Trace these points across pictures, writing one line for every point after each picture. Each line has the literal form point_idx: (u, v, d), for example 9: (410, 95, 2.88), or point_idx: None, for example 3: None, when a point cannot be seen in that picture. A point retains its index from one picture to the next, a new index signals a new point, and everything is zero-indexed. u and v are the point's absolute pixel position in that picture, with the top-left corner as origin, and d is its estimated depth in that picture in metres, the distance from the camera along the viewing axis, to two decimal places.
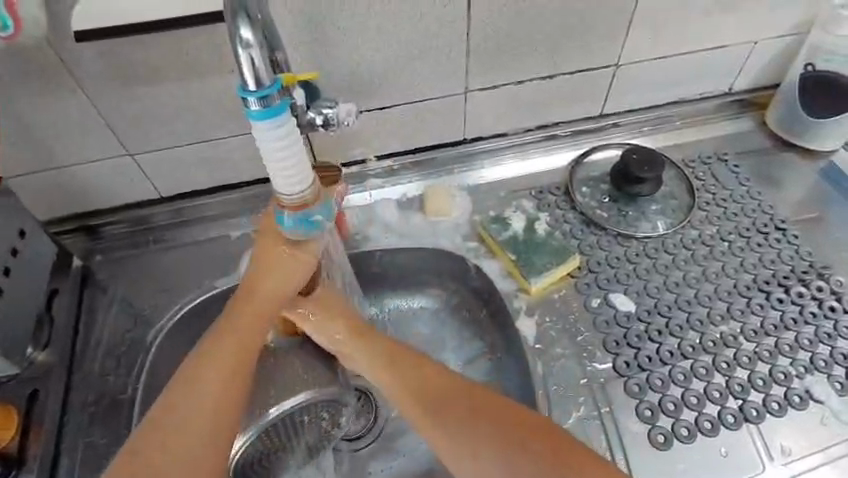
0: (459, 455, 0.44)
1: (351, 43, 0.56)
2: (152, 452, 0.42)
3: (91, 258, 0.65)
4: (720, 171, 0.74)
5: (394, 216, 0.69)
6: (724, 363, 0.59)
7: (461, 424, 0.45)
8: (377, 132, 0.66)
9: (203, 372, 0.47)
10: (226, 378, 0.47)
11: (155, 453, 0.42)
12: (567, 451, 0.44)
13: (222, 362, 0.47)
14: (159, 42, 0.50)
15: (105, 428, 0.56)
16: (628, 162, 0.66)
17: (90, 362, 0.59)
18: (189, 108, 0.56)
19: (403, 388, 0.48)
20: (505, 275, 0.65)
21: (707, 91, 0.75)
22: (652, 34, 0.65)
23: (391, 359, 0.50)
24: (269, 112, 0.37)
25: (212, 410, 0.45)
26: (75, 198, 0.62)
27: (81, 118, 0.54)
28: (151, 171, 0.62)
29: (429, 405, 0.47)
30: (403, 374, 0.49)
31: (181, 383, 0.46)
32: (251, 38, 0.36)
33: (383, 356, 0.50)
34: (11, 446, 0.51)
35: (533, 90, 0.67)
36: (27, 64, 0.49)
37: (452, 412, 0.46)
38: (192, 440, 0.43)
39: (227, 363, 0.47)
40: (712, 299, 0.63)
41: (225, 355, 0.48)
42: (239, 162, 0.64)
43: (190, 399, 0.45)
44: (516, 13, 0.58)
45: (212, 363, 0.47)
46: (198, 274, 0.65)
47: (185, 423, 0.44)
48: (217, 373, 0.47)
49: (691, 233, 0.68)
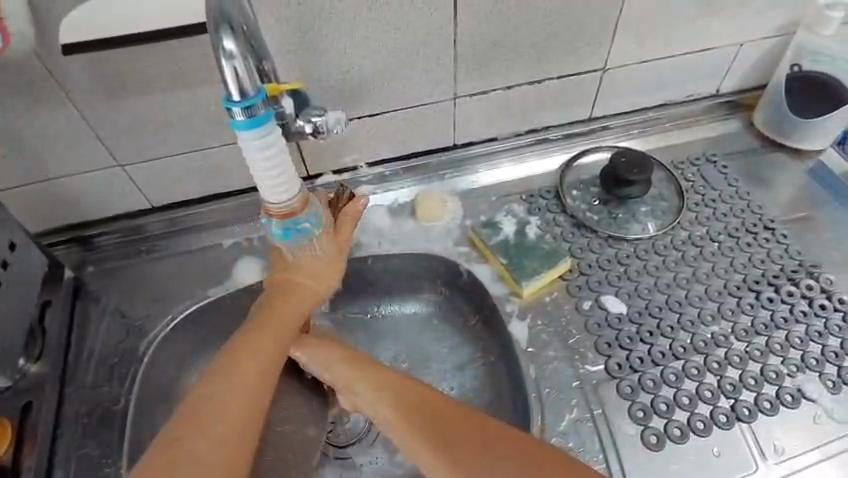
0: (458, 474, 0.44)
1: (340, 51, 0.57)
2: (190, 445, 0.39)
3: (83, 269, 0.65)
4: (710, 172, 0.74)
5: (386, 222, 0.70)
6: (715, 363, 0.59)
7: (460, 443, 0.45)
8: (367, 139, 0.67)
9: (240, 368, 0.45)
10: (260, 379, 0.45)
11: (194, 447, 0.39)
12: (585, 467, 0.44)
13: (257, 363, 0.46)
14: (149, 54, 0.51)
15: (98, 440, 0.56)
16: (617, 165, 0.67)
17: (83, 373, 0.59)
18: (179, 117, 0.57)
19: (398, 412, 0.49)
20: (496, 279, 0.65)
21: (695, 93, 0.76)
22: (638, 38, 0.65)
23: (383, 378, 0.51)
24: (255, 121, 0.38)
25: (246, 410, 0.43)
26: (66, 209, 0.62)
27: (71, 130, 0.55)
28: (142, 182, 0.62)
29: (421, 424, 0.47)
30: (396, 395, 0.50)
31: (216, 377, 0.44)
32: (234, 48, 0.36)
33: (378, 383, 0.51)
34: (5, 458, 0.50)
35: (522, 94, 0.68)
36: (17, 76, 0.49)
37: (445, 430, 0.47)
38: (229, 436, 0.41)
39: (260, 362, 0.46)
40: (703, 300, 0.63)
41: (259, 353, 0.46)
42: (230, 171, 0.64)
43: (226, 394, 0.43)
44: (502, 19, 0.59)
45: (245, 361, 0.45)
46: (191, 282, 0.66)
47: (221, 419, 0.41)
48: (252, 370, 0.45)
49: (680, 234, 0.68)
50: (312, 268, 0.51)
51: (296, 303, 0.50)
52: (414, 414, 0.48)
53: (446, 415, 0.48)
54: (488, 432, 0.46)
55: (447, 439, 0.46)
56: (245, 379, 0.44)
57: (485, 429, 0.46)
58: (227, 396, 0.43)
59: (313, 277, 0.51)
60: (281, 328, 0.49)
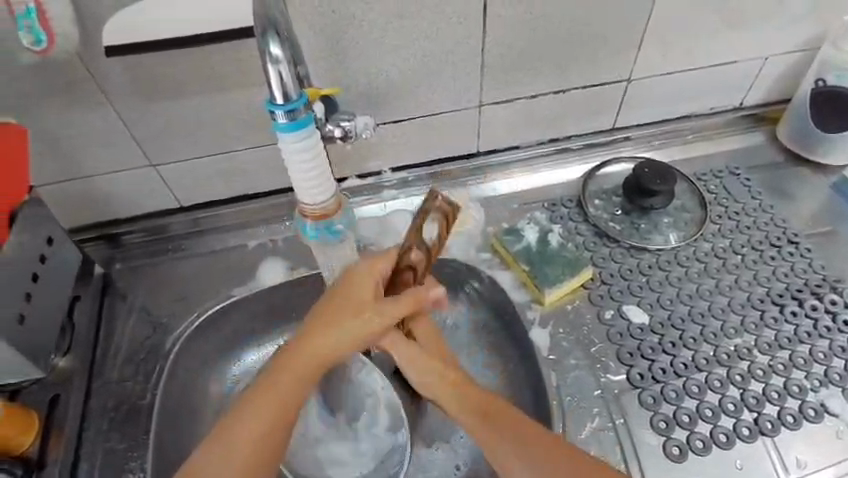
0: None
1: (370, 56, 0.58)
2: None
3: (111, 266, 0.66)
4: (732, 184, 0.74)
5: (409, 227, 0.70)
6: (738, 375, 0.59)
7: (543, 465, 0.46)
8: (393, 144, 0.67)
9: (253, 402, 0.44)
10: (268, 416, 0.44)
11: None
12: None
13: (268, 398, 0.44)
14: (184, 58, 0.52)
15: (122, 434, 0.56)
16: (640, 176, 0.67)
17: (109, 370, 0.60)
18: (211, 120, 0.58)
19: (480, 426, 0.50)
20: (517, 285, 0.66)
21: (718, 105, 0.76)
22: (662, 50, 0.66)
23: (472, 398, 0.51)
24: (296, 125, 0.39)
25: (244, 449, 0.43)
26: (97, 207, 0.64)
27: (106, 130, 0.56)
28: (172, 182, 0.63)
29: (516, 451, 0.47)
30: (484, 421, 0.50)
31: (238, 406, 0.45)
32: (280, 54, 0.37)
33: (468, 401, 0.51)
34: (31, 450, 0.52)
35: (546, 104, 0.68)
36: (58, 77, 0.51)
37: (535, 459, 0.47)
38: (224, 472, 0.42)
39: (275, 404, 0.44)
40: (726, 312, 0.63)
41: (271, 391, 0.45)
42: (258, 173, 0.65)
43: (234, 425, 0.44)
44: (530, 29, 0.60)
45: (259, 400, 0.44)
46: (215, 282, 0.67)
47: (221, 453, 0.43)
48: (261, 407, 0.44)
49: (703, 245, 0.68)
50: (335, 323, 0.46)
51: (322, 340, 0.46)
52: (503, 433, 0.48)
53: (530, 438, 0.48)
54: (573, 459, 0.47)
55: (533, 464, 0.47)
56: (257, 412, 0.44)
57: (550, 452, 0.47)
58: (235, 429, 0.43)
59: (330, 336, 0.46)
60: (299, 364, 0.45)
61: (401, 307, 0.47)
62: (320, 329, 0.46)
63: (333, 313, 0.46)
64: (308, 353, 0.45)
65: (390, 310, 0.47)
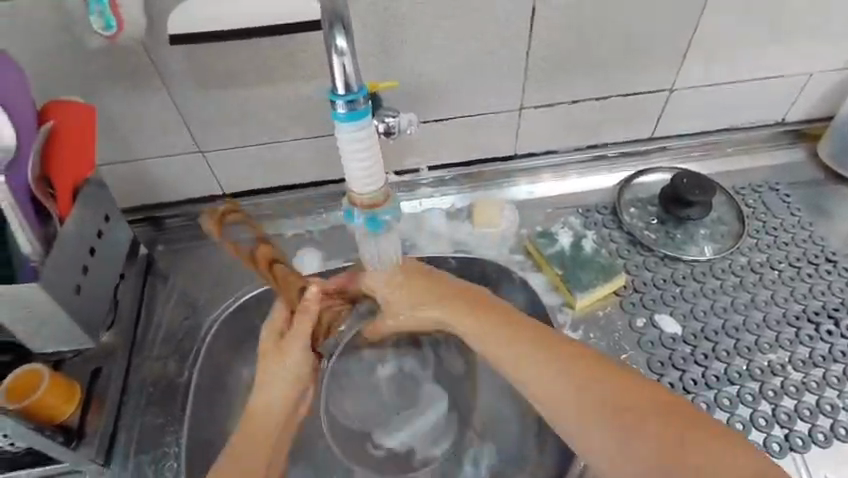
0: (585, 396, 0.48)
1: (417, 56, 0.59)
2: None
3: (153, 247, 0.69)
4: (771, 199, 0.73)
5: (443, 226, 0.71)
6: (771, 390, 0.59)
7: (582, 373, 0.49)
8: (431, 143, 0.68)
9: (247, 434, 0.51)
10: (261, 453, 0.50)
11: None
12: (657, 402, 0.47)
13: (255, 430, 0.51)
14: (240, 49, 0.54)
15: (159, 410, 0.59)
16: (678, 186, 0.67)
17: (149, 348, 0.62)
18: (260, 111, 0.60)
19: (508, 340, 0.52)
20: (549, 288, 0.66)
21: (760, 120, 0.75)
22: (706, 62, 0.66)
23: (490, 315, 0.54)
24: (354, 115, 0.41)
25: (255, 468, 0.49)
26: (145, 190, 0.66)
27: (161, 114, 0.58)
28: (217, 169, 0.65)
29: (553, 359, 0.50)
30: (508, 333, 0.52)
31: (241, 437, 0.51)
32: (345, 46, 0.39)
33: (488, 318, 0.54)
34: (72, 419, 0.54)
35: (586, 110, 0.68)
36: (119, 63, 0.53)
37: (574, 369, 0.49)
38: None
39: (264, 436, 0.51)
40: (760, 328, 0.63)
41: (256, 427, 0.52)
42: (299, 165, 0.67)
43: (240, 448, 0.50)
44: (575, 35, 0.60)
45: (251, 433, 0.51)
46: (253, 269, 0.68)
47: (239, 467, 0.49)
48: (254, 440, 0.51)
49: (740, 259, 0.68)
50: (273, 374, 0.53)
51: (272, 380, 0.53)
52: (537, 344, 0.51)
53: (567, 349, 0.51)
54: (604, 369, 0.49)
55: (575, 374, 0.49)
56: (245, 433, 0.51)
57: (539, 335, 0.52)
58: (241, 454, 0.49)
59: (277, 388, 0.53)
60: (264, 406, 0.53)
61: (306, 325, 0.54)
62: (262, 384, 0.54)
63: (272, 358, 0.54)
64: (272, 408, 0.53)
65: (297, 338, 0.54)
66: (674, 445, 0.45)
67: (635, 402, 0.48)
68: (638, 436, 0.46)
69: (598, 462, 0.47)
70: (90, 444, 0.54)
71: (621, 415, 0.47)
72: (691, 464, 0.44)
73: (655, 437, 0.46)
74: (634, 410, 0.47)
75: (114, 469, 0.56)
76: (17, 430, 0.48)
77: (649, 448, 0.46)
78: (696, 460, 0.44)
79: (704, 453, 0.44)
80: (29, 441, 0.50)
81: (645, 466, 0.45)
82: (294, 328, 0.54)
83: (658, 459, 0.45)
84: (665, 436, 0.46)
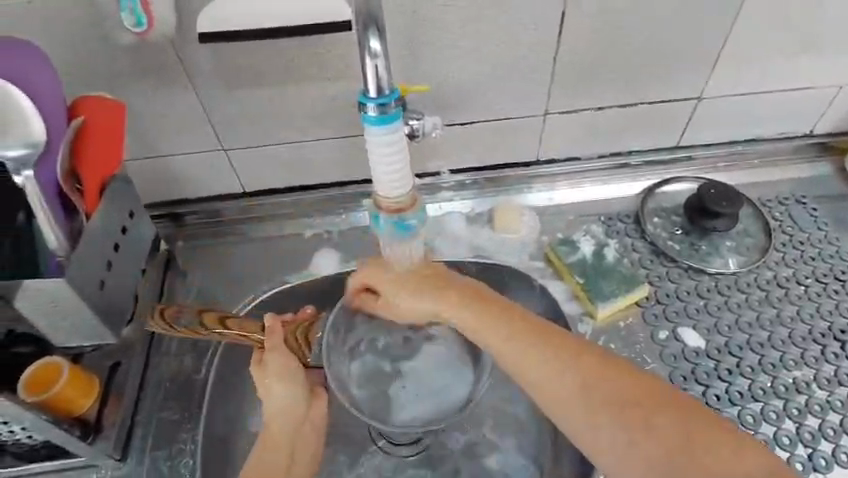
0: (594, 395, 0.47)
1: (443, 59, 0.58)
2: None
3: (174, 243, 0.69)
4: (798, 212, 0.72)
5: (463, 230, 0.70)
6: (795, 409, 0.57)
7: (591, 371, 0.47)
8: (454, 146, 0.68)
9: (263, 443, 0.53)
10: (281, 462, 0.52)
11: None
12: (667, 401, 0.46)
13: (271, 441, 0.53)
14: (266, 48, 0.54)
15: (177, 405, 0.59)
16: (704, 197, 0.66)
17: (167, 342, 0.62)
18: (282, 111, 0.60)
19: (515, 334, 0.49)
20: (570, 297, 0.65)
21: (789, 131, 0.73)
22: (736, 71, 0.64)
23: (494, 308, 0.51)
24: (384, 119, 0.41)
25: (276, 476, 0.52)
26: (168, 187, 0.66)
27: (187, 112, 0.58)
28: (240, 167, 0.65)
29: (559, 356, 0.48)
30: (516, 329, 0.49)
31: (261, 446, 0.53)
32: (378, 49, 0.39)
33: (496, 312, 0.50)
34: (90, 414, 0.54)
35: (611, 117, 0.67)
36: (148, 59, 0.53)
37: (582, 366, 0.47)
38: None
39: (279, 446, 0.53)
40: (785, 344, 0.61)
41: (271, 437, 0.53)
42: (319, 165, 0.66)
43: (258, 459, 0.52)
44: (603, 40, 0.59)
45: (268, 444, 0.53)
46: (271, 268, 0.68)
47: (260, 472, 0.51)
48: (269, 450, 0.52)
49: (765, 273, 0.66)
50: (267, 392, 0.53)
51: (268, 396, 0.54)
52: (544, 339, 0.49)
53: (574, 347, 0.48)
54: (612, 368, 0.48)
55: (583, 373, 0.47)
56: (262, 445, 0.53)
57: (545, 331, 0.49)
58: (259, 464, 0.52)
59: (276, 404, 0.53)
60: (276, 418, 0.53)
61: (276, 338, 0.54)
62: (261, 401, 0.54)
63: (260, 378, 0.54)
64: (282, 423, 0.53)
65: (274, 353, 0.54)
66: (683, 444, 0.44)
67: (641, 400, 0.46)
68: (648, 434, 0.45)
69: (609, 462, 0.46)
70: (107, 438, 0.55)
71: (631, 415, 0.46)
72: (701, 464, 0.43)
73: (667, 438, 0.45)
74: (641, 409, 0.46)
75: (130, 464, 0.56)
76: (35, 423, 0.49)
77: (657, 447, 0.45)
78: (705, 458, 0.44)
79: (712, 452, 0.44)
80: (48, 434, 0.50)
81: (653, 466, 0.44)
82: (268, 345, 0.54)
83: (667, 457, 0.44)
84: (674, 435, 0.45)
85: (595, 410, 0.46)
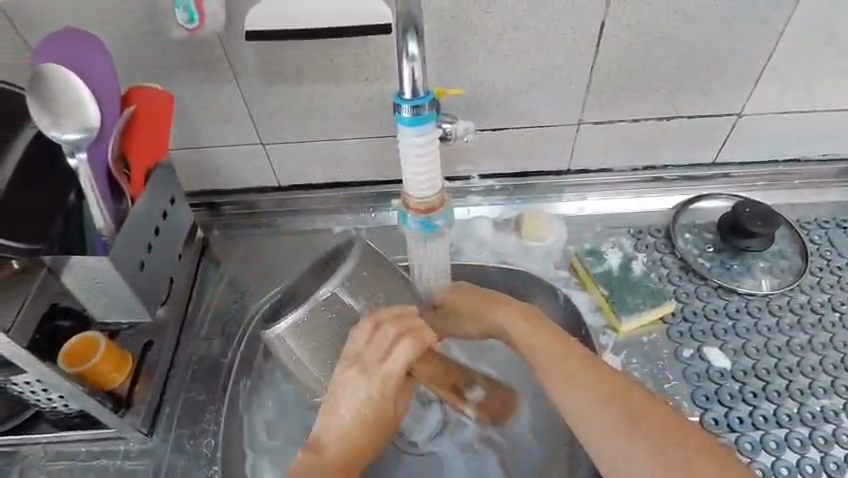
0: (619, 410, 0.47)
1: (480, 63, 0.59)
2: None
3: (209, 231, 0.72)
4: (838, 237, 0.69)
5: (490, 235, 0.71)
6: (822, 438, 0.56)
7: (615, 388, 0.48)
8: (485, 151, 0.68)
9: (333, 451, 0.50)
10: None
11: None
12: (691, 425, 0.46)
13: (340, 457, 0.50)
14: (309, 47, 0.56)
15: (203, 386, 0.62)
16: (739, 214, 0.64)
17: (197, 327, 0.65)
18: (319, 109, 0.61)
19: (542, 347, 0.52)
20: (594, 309, 0.64)
21: (834, 152, 0.71)
22: (782, 88, 0.63)
23: (530, 326, 0.53)
24: (417, 120, 0.43)
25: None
26: (206, 177, 0.69)
27: (229, 105, 0.61)
28: (275, 162, 0.67)
29: (585, 370, 0.49)
30: (545, 345, 0.52)
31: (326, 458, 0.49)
32: (416, 52, 0.40)
33: (527, 326, 0.53)
34: (122, 389, 0.56)
35: (647, 129, 0.67)
36: (197, 54, 0.56)
37: (603, 381, 0.48)
38: None
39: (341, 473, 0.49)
40: (816, 371, 0.60)
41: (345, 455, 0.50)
42: (351, 163, 0.68)
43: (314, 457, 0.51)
44: (643, 50, 0.59)
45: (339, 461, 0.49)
46: (300, 261, 0.70)
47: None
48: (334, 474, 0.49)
49: (799, 297, 0.65)
50: (387, 409, 0.51)
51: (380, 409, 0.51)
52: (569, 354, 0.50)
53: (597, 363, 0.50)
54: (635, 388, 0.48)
55: (606, 388, 0.48)
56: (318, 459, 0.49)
57: (567, 346, 0.51)
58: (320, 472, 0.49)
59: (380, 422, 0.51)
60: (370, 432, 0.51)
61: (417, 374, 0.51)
62: (346, 401, 0.49)
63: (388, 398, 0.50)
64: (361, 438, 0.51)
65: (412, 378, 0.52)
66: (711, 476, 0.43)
67: (682, 439, 0.45)
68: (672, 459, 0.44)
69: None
70: (136, 413, 0.57)
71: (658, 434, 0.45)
72: None
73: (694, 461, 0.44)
74: (670, 431, 0.45)
75: (155, 440, 0.58)
76: (71, 392, 0.51)
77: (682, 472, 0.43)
78: None
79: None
80: (83, 404, 0.53)
81: None
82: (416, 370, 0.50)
83: None
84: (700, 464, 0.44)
85: (618, 426, 0.46)
